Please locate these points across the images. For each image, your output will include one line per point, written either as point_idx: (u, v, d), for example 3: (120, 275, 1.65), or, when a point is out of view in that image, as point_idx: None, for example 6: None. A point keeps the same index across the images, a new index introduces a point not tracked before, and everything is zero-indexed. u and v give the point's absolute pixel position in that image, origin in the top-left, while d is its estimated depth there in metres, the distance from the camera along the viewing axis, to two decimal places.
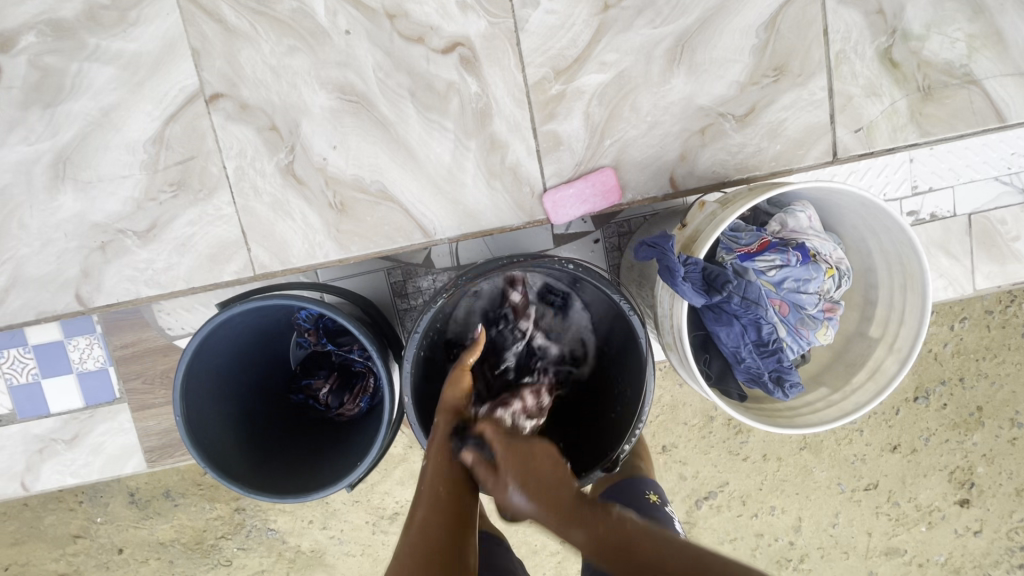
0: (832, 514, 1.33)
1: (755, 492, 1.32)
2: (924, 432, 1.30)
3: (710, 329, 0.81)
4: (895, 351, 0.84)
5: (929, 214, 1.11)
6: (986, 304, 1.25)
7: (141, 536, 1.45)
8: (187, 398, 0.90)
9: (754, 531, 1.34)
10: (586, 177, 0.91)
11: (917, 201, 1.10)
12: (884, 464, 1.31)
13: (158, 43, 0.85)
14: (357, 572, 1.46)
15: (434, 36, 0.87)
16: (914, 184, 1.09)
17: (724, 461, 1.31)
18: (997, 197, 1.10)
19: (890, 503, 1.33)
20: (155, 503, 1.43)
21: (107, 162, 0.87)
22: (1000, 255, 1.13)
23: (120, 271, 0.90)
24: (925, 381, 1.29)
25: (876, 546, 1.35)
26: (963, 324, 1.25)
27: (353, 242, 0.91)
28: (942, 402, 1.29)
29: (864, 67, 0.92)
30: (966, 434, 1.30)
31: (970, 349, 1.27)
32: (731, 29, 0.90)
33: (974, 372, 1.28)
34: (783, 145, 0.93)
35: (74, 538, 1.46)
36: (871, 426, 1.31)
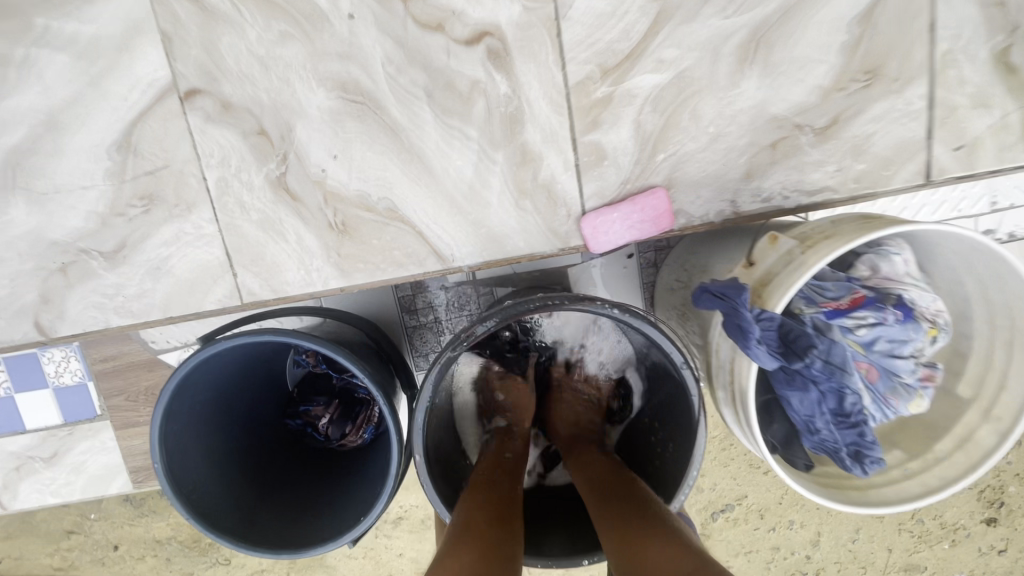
0: (852, 529, 1.23)
1: (774, 505, 1.22)
2: None
3: (779, 392, 0.68)
4: (992, 420, 0.72)
5: (1007, 233, 0.99)
6: None
7: (137, 534, 1.34)
8: (166, 442, 0.78)
9: (770, 544, 1.24)
10: (634, 199, 0.77)
11: (995, 219, 0.98)
12: None
13: (121, 26, 0.70)
14: (358, 572, 1.35)
15: (457, 23, 0.71)
16: (993, 199, 0.97)
17: (742, 472, 1.21)
18: None
19: (913, 519, 1.22)
20: (152, 500, 1.32)
21: (65, 170, 0.73)
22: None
23: (86, 298, 0.77)
24: None
25: (895, 563, 1.24)
26: None
27: (356, 269, 0.78)
28: None
29: (974, 72, 0.76)
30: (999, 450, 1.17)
31: None
32: (819, 21, 0.73)
33: None
34: (868, 163, 0.78)
35: (67, 533, 1.35)
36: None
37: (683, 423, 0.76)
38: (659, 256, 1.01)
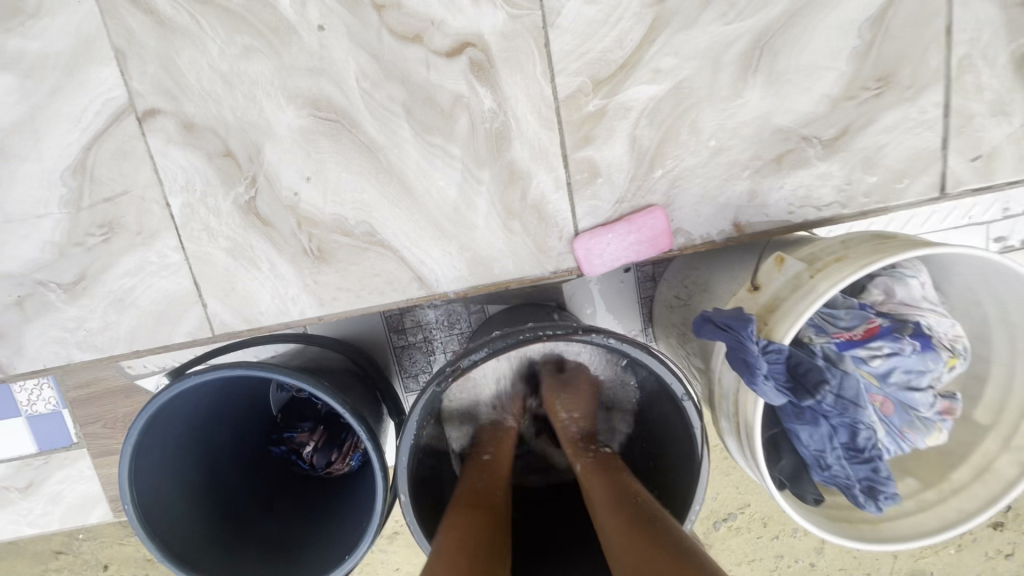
0: None
1: (778, 513, 1.18)
2: None
3: (786, 426, 0.63)
4: (1012, 449, 0.67)
5: (1020, 241, 0.94)
6: None
7: (128, 553, 1.18)
8: (137, 482, 0.74)
9: (774, 552, 1.20)
10: (629, 220, 0.72)
11: (1008, 225, 0.94)
12: None
13: (72, 43, 0.64)
14: None
15: (436, 33, 0.66)
16: (1005, 206, 0.93)
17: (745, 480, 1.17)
18: None
19: None
20: None
21: (17, 198, 0.68)
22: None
23: (45, 332, 0.72)
24: None
25: (901, 568, 1.20)
26: None
27: (334, 296, 0.73)
28: None
29: (993, 78, 0.71)
30: None
31: None
32: (827, 25, 0.68)
33: None
34: (880, 176, 0.73)
35: (56, 553, 1.18)
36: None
37: (679, 457, 0.70)
38: (656, 270, 0.95)
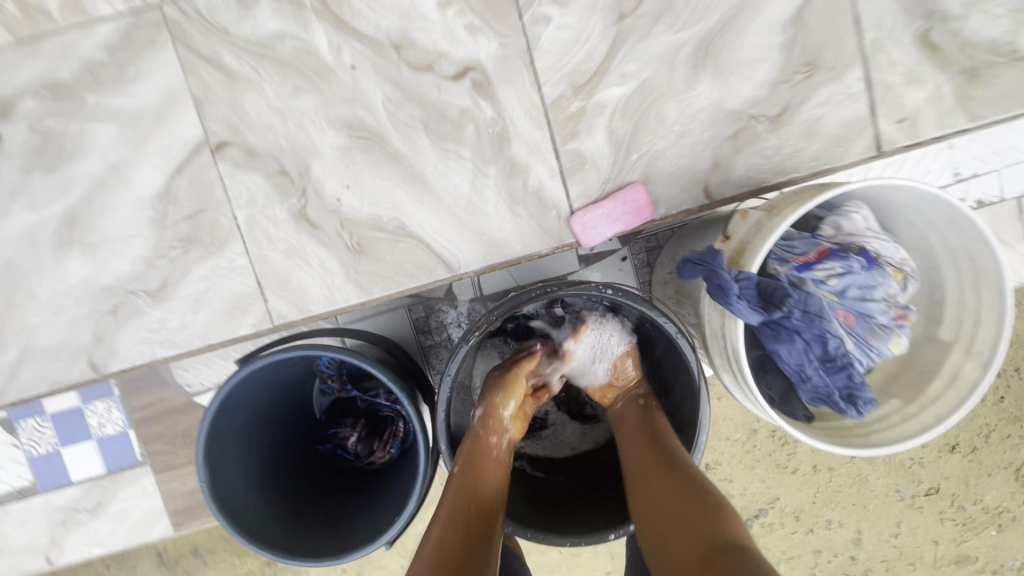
0: (893, 525, 1.28)
1: (809, 505, 1.28)
2: (981, 428, 1.25)
3: (769, 347, 0.73)
4: (973, 355, 0.77)
5: (977, 199, 1.08)
6: None
7: None
8: (212, 464, 0.84)
9: (813, 547, 1.30)
10: (615, 196, 0.86)
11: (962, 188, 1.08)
12: (945, 465, 1.26)
13: (160, 96, 0.81)
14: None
15: (444, 63, 0.82)
16: (957, 170, 1.07)
17: (772, 475, 1.27)
18: None
19: (954, 507, 1.27)
20: (184, 562, 1.33)
21: (114, 222, 0.83)
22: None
23: (134, 334, 0.86)
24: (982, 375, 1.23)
25: (945, 555, 1.29)
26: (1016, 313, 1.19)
27: (373, 283, 0.86)
28: (1000, 396, 1.23)
29: (902, 55, 0.86)
30: None
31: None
32: (757, 26, 0.84)
33: None
34: (822, 143, 0.87)
35: None
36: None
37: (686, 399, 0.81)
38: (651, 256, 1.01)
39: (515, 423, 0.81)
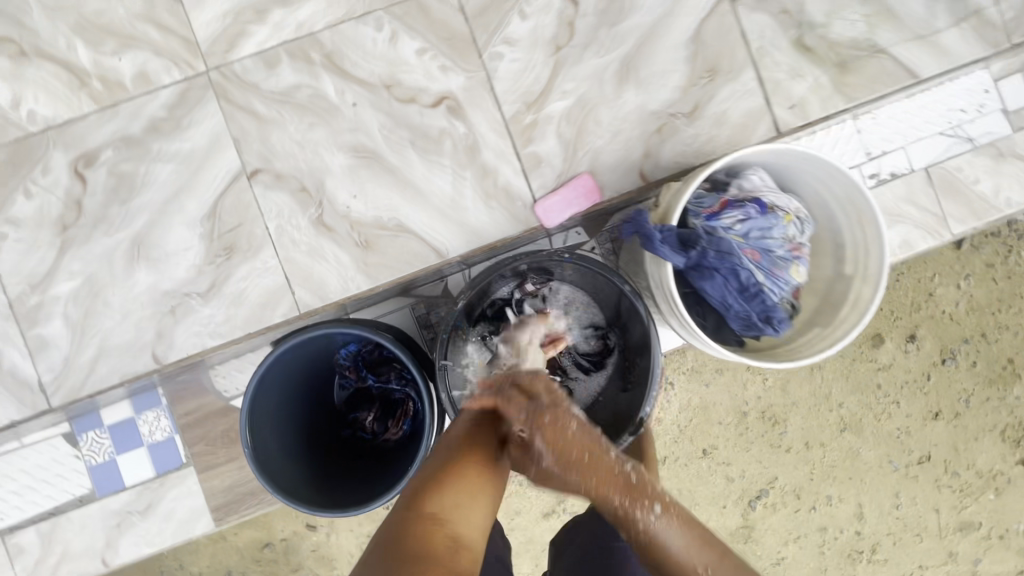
0: (893, 495, 1.50)
1: (807, 483, 1.50)
2: (961, 394, 1.49)
3: (697, 285, 0.91)
4: (868, 281, 0.95)
5: None
6: (986, 260, 1.49)
7: None
8: (255, 436, 1.00)
9: (819, 524, 1.51)
10: (568, 184, 1.07)
11: None
12: (931, 432, 1.50)
13: (207, 138, 1.05)
14: None
15: (424, 95, 1.06)
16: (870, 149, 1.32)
17: (768, 455, 1.49)
18: None
19: (949, 473, 1.50)
20: None
21: (173, 239, 1.05)
22: (968, 201, 1.14)
23: (189, 328, 1.05)
24: (950, 343, 1.49)
25: (949, 522, 1.51)
26: (968, 281, 1.48)
27: (380, 271, 1.06)
28: (971, 360, 1.49)
29: (783, 56, 1.09)
30: (1006, 388, 1.50)
31: (985, 304, 1.50)
32: (664, 46, 1.08)
33: (995, 326, 1.49)
34: (730, 129, 1.09)
35: None
36: (909, 397, 1.50)
37: (639, 340, 1.06)
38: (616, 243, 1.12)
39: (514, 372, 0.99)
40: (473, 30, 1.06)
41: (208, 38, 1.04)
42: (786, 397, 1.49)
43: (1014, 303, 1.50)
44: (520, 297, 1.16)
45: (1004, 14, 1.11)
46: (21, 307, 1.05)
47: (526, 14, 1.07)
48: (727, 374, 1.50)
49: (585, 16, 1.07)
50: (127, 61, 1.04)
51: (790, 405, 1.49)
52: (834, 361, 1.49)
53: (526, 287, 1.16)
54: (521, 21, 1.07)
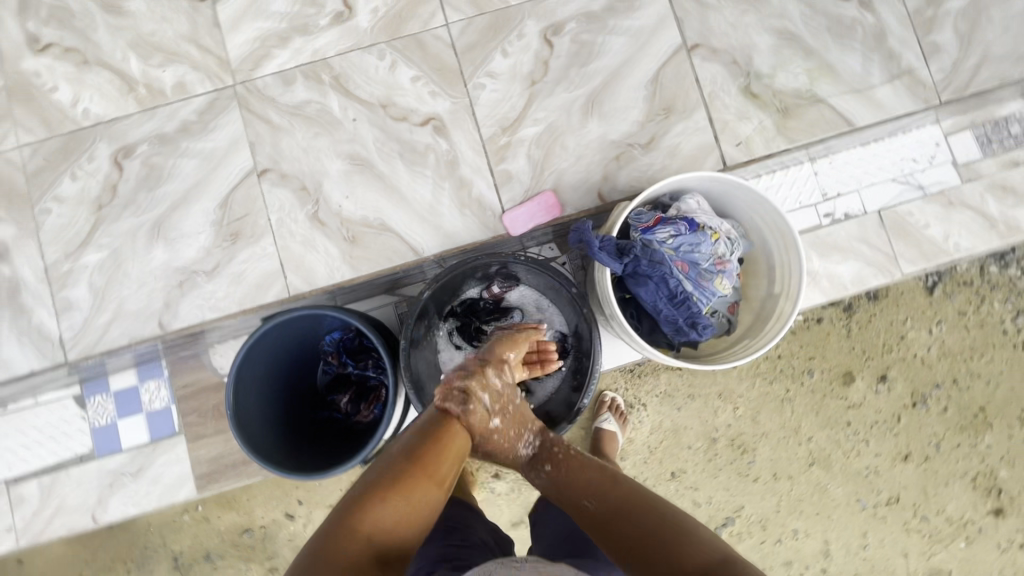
0: (860, 535, 1.53)
1: (773, 515, 1.52)
2: (933, 438, 1.53)
3: (633, 291, 1.05)
4: (789, 297, 1.06)
5: (843, 214, 1.34)
6: (958, 307, 1.54)
7: None
8: (237, 399, 1.12)
9: (783, 557, 1.53)
10: (533, 199, 1.21)
11: (830, 205, 1.33)
12: (901, 473, 1.53)
13: (227, 139, 1.23)
14: None
15: (415, 115, 1.23)
16: (823, 191, 1.32)
17: (734, 483, 1.52)
18: (899, 195, 1.35)
19: (919, 517, 1.53)
20: (197, 566, 1.57)
21: (188, 223, 1.22)
22: (912, 241, 1.35)
23: (192, 302, 1.20)
24: (922, 387, 1.54)
25: (918, 568, 1.53)
26: (940, 326, 1.53)
27: (363, 264, 1.21)
28: (942, 405, 1.54)
29: (732, 100, 1.24)
30: (977, 436, 1.54)
31: (958, 351, 1.55)
32: (626, 85, 1.24)
33: (967, 373, 1.54)
34: (682, 160, 1.23)
35: None
36: (880, 437, 1.54)
37: (586, 341, 1.18)
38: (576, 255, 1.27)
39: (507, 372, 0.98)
40: (462, 63, 1.24)
41: (238, 58, 1.24)
42: (756, 427, 1.53)
43: (987, 352, 1.55)
44: (486, 298, 1.30)
45: (934, 75, 1.30)
46: (54, 272, 1.21)
47: (507, 53, 1.24)
48: (699, 402, 1.53)
49: (558, 57, 1.24)
50: (170, 73, 1.24)
51: (760, 435, 1.52)
52: (803, 395, 1.53)
53: (493, 289, 1.29)
54: (502, 59, 1.24)
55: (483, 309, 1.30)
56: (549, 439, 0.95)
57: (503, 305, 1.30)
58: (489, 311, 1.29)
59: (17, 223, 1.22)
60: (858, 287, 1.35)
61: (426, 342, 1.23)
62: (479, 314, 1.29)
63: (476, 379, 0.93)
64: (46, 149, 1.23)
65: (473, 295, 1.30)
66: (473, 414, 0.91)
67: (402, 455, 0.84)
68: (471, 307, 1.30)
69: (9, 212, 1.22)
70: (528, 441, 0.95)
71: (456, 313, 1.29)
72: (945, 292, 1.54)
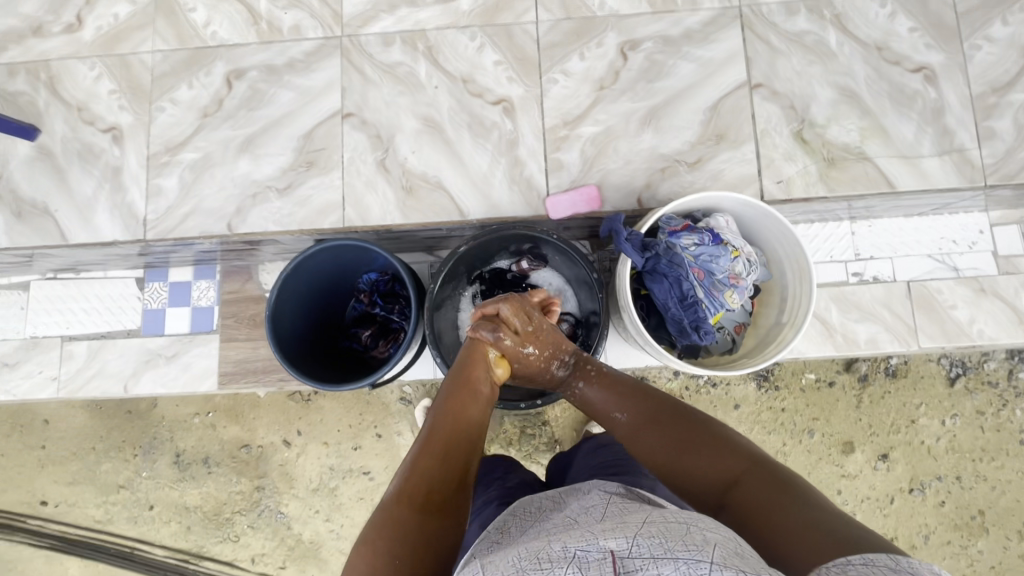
0: None
1: None
2: (922, 528, 1.52)
3: (648, 287, 1.14)
4: (794, 325, 1.12)
5: (872, 276, 1.40)
6: (976, 405, 1.54)
7: (172, 497, 1.70)
8: (276, 304, 1.25)
9: None
10: (577, 189, 1.31)
11: (861, 265, 1.40)
12: None
13: (324, 81, 1.39)
14: (317, 532, 1.68)
15: (490, 94, 1.36)
16: (857, 251, 1.40)
17: None
18: (932, 271, 1.39)
19: None
20: (194, 467, 1.70)
21: (274, 145, 1.38)
22: (934, 319, 1.38)
23: (260, 213, 1.36)
24: (923, 476, 1.53)
25: None
26: (953, 419, 1.53)
27: (413, 213, 1.34)
28: (939, 498, 1.52)
29: (782, 141, 1.32)
30: (970, 538, 1.52)
31: (968, 449, 1.54)
32: (686, 107, 1.33)
33: (973, 473, 1.53)
34: (723, 185, 1.31)
35: (119, 487, 1.71)
36: (868, 515, 1.53)
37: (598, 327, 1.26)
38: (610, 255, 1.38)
39: (528, 320, 1.05)
40: (542, 58, 1.36)
41: (351, 14, 1.40)
42: None
43: (996, 455, 1.53)
44: (514, 271, 1.40)
45: (984, 157, 1.33)
46: (154, 162, 1.39)
47: (584, 57, 1.36)
48: None
49: (629, 70, 1.35)
50: (290, 16, 1.41)
51: None
52: (797, 452, 1.54)
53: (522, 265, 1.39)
54: (579, 61, 1.36)
55: (509, 280, 1.39)
56: (581, 357, 1.06)
57: (529, 280, 1.39)
58: (514, 283, 1.39)
59: (135, 114, 1.41)
60: (870, 349, 1.38)
61: (450, 295, 1.35)
62: (505, 284, 1.39)
63: (505, 313, 1.04)
64: (174, 59, 1.42)
65: (503, 266, 1.40)
66: (505, 342, 1.02)
67: (397, 488, 0.81)
68: (499, 275, 1.40)
69: (131, 103, 1.41)
70: (563, 363, 1.06)
71: (484, 279, 1.40)
72: (967, 387, 1.54)
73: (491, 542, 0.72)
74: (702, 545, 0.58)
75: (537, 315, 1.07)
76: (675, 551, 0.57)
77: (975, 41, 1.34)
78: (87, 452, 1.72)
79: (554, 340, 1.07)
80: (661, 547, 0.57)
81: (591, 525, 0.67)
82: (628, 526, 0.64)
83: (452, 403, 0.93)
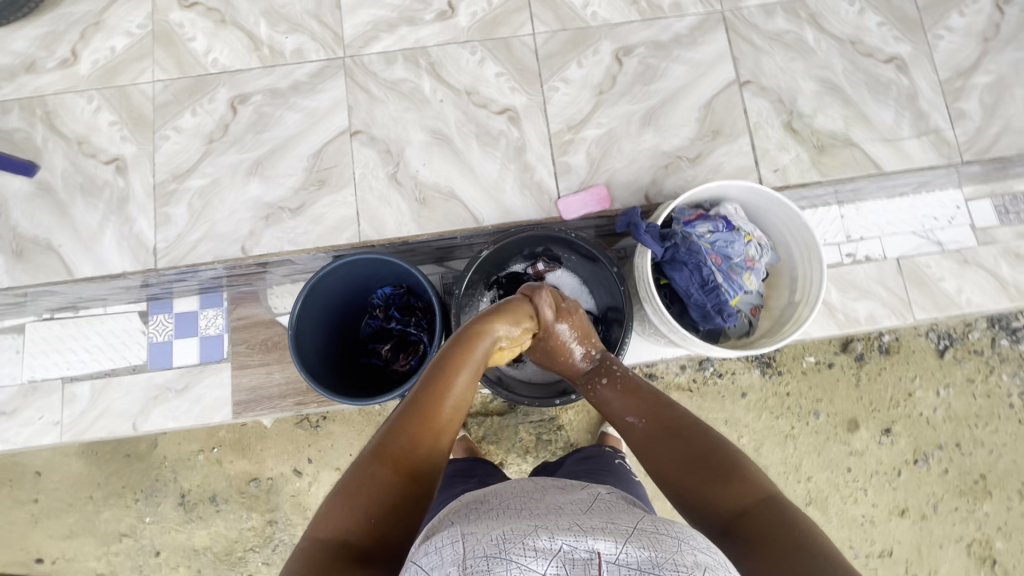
0: None
1: None
2: (931, 497, 1.58)
3: (669, 276, 1.19)
4: (808, 301, 1.17)
5: (863, 255, 1.47)
6: (967, 373, 1.62)
7: (180, 541, 1.63)
8: (297, 322, 1.24)
9: None
10: (587, 189, 1.36)
11: (853, 246, 1.47)
12: (896, 528, 1.57)
13: (330, 101, 1.41)
14: None
15: (495, 104, 1.40)
16: (847, 233, 1.47)
17: None
18: (919, 247, 1.47)
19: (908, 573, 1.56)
20: (200, 507, 1.63)
21: (284, 166, 1.38)
22: (925, 292, 1.46)
23: (273, 234, 1.37)
24: (926, 446, 1.60)
25: None
26: (947, 389, 1.60)
27: (428, 223, 1.36)
28: (943, 465, 1.59)
29: (774, 133, 1.40)
30: (976, 502, 1.58)
31: (965, 416, 1.61)
32: (682, 105, 1.40)
33: (970, 439, 1.60)
34: (724, 176, 1.38)
35: (120, 536, 1.63)
36: (879, 490, 1.58)
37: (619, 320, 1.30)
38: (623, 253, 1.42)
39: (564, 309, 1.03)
40: (542, 68, 1.42)
41: (352, 35, 1.44)
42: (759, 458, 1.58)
43: (991, 420, 1.61)
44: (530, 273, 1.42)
45: (956, 137, 1.44)
46: (160, 190, 1.39)
47: (582, 64, 1.42)
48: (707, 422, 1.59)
49: (625, 74, 1.41)
50: (292, 40, 1.44)
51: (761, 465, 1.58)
52: (806, 435, 1.59)
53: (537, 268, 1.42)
54: (577, 69, 1.42)
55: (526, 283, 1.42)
56: (607, 357, 1.08)
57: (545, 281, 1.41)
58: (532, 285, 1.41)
59: (138, 144, 1.41)
60: (870, 325, 1.45)
61: (470, 301, 1.36)
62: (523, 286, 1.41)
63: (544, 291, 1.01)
64: (175, 88, 1.42)
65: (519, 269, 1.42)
66: (546, 313, 1.00)
67: (379, 449, 0.79)
68: (515, 278, 1.42)
69: (133, 134, 1.41)
70: (588, 356, 1.07)
71: (501, 283, 1.42)
72: (956, 357, 1.62)
73: (472, 502, 0.74)
74: (690, 567, 0.55)
75: (569, 308, 1.06)
76: (661, 568, 0.54)
77: (936, 32, 1.46)
78: (85, 501, 1.64)
79: (580, 332, 1.06)
80: (649, 562, 0.55)
81: (577, 514, 0.66)
82: (616, 528, 0.62)
83: (446, 364, 0.86)
